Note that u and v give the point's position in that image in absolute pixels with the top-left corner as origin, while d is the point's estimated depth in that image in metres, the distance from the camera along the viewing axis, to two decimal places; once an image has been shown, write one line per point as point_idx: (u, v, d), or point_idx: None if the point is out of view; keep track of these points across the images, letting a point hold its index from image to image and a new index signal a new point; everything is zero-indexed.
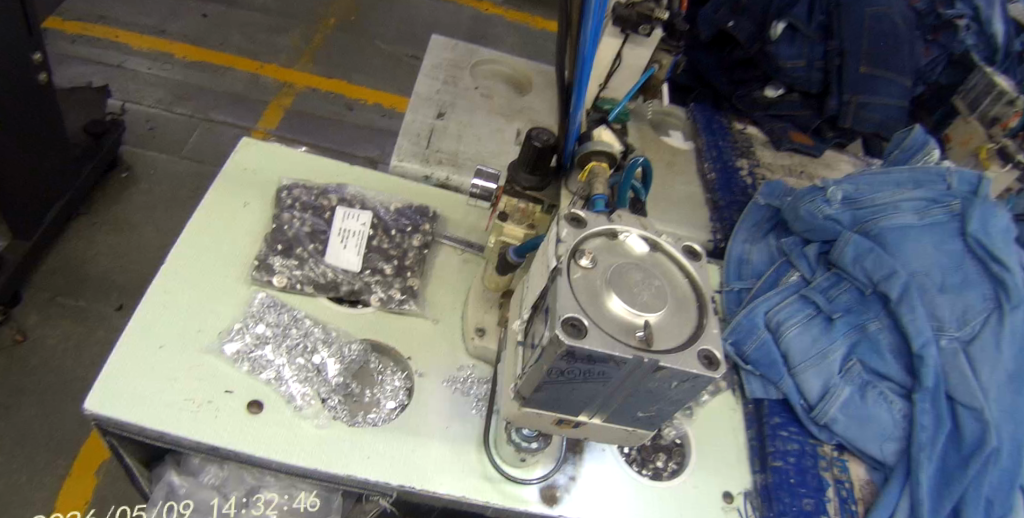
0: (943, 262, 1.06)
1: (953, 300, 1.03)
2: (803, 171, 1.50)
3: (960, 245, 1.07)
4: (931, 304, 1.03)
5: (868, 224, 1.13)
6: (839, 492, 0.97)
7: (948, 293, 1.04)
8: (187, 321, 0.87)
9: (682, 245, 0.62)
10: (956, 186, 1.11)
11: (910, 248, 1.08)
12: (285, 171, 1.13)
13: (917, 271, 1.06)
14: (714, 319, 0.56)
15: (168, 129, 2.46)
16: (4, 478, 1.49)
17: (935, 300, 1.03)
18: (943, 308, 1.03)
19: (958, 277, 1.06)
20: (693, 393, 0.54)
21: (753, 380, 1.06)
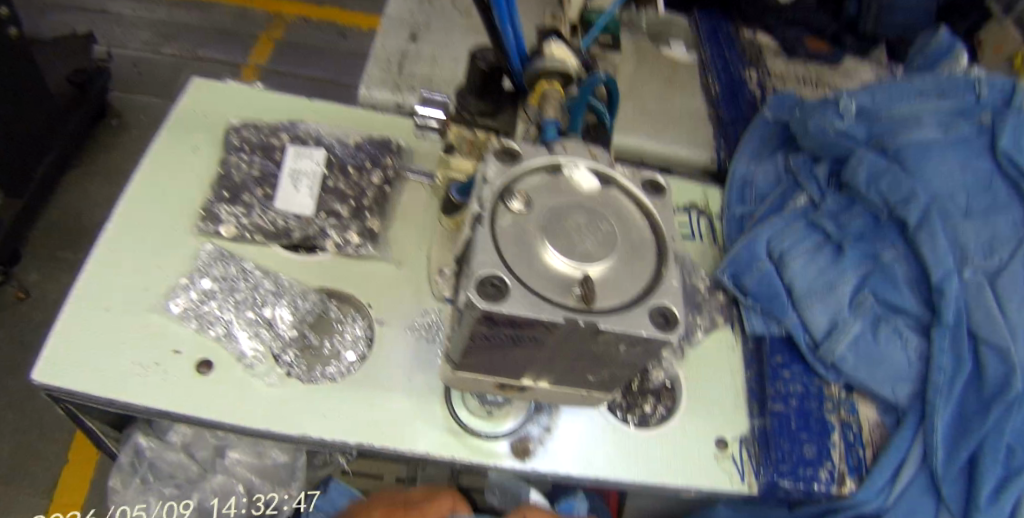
0: (970, 183, 0.92)
1: (979, 227, 0.90)
2: (819, 80, 1.33)
3: (991, 164, 0.93)
4: (955, 230, 0.90)
5: (886, 139, 0.99)
6: (845, 437, 0.89)
7: (974, 219, 0.91)
8: (131, 278, 0.81)
9: (642, 179, 0.52)
10: (986, 96, 0.97)
11: (934, 164, 0.93)
12: (238, 110, 1.03)
13: (941, 192, 0.92)
14: (675, 267, 0.47)
15: (155, 71, 2.33)
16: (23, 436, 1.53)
17: (959, 226, 0.90)
18: (970, 235, 0.89)
19: (986, 199, 0.92)
20: (649, 357, 0.45)
21: (753, 316, 0.97)
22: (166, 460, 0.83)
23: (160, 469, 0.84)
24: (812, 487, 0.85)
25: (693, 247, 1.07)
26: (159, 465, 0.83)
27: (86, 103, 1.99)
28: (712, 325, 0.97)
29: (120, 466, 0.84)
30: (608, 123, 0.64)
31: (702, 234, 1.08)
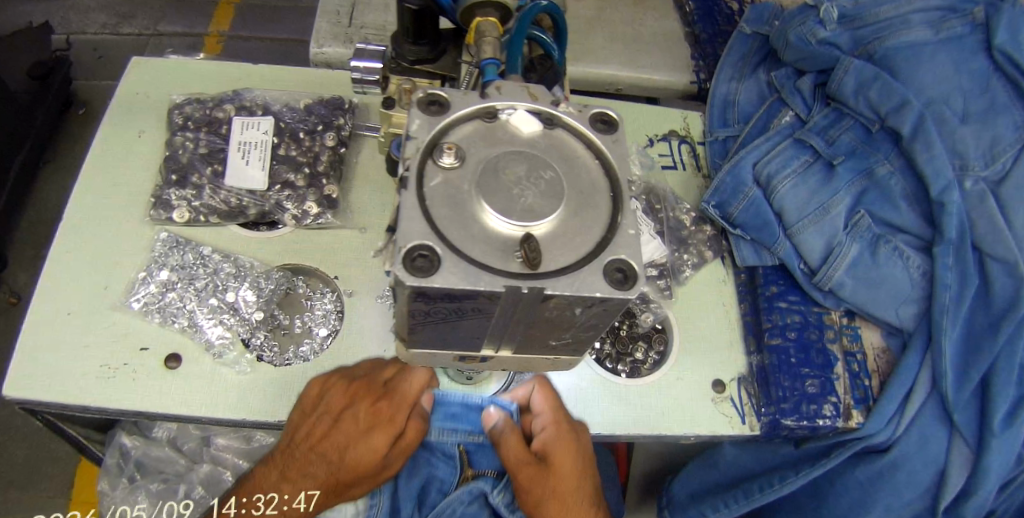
0: (966, 86, 0.87)
1: (978, 130, 0.84)
2: None
3: (985, 60, 0.87)
4: (951, 138, 0.85)
5: (872, 47, 0.94)
6: (849, 367, 0.87)
7: (973, 123, 0.85)
8: (86, 278, 0.77)
9: (589, 114, 0.46)
10: None
11: (925, 69, 0.88)
12: (179, 83, 0.95)
13: (934, 98, 0.87)
14: (631, 213, 0.42)
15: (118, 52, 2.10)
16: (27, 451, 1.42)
17: (957, 133, 0.84)
18: (968, 141, 0.84)
19: (984, 100, 0.85)
20: (609, 317, 0.41)
21: (743, 246, 0.92)
22: (152, 457, 0.84)
23: (147, 467, 0.84)
24: (817, 422, 0.81)
25: (675, 178, 1.02)
26: (145, 462, 0.84)
27: (49, 96, 1.77)
28: (701, 259, 0.94)
29: (105, 469, 0.84)
30: (554, 56, 0.58)
31: (686, 164, 1.04)
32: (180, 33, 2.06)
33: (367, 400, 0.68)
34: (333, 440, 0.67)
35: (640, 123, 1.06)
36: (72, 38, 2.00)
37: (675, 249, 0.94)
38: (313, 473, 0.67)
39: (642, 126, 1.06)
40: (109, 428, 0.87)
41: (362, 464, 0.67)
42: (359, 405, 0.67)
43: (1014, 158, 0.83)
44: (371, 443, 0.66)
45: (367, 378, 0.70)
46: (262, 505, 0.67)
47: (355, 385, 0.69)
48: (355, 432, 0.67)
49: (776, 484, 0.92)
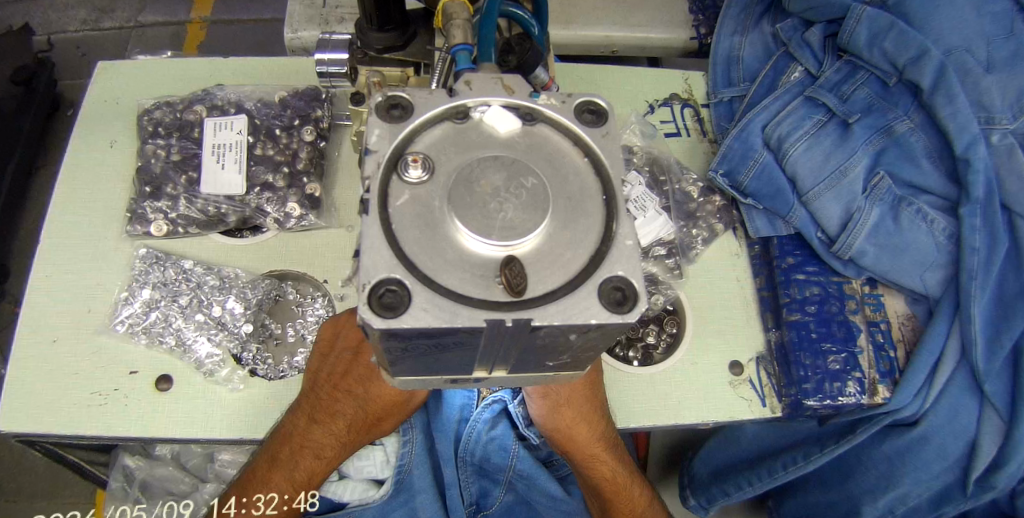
0: (990, 30, 0.80)
1: (1003, 80, 0.78)
2: None
3: (1008, 2, 0.80)
4: (975, 89, 0.79)
5: None
6: (873, 339, 0.82)
7: (998, 73, 0.79)
8: (69, 305, 0.74)
9: (573, 106, 0.41)
10: None
11: (944, 16, 0.82)
12: (145, 84, 0.89)
13: (954, 47, 0.81)
14: (627, 218, 0.37)
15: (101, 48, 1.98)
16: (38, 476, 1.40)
17: (982, 84, 0.79)
18: (993, 91, 0.78)
19: (1010, 47, 0.79)
20: (610, 338, 0.36)
21: (755, 216, 0.86)
22: (157, 476, 0.85)
23: (153, 487, 0.85)
24: (841, 401, 0.76)
25: (679, 146, 0.95)
26: (151, 483, 0.85)
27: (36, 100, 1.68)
28: (712, 233, 0.89)
29: (111, 493, 0.85)
30: (533, 34, 0.53)
31: (690, 129, 0.97)
32: (160, 22, 1.95)
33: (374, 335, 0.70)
34: (358, 371, 0.70)
35: (639, 88, 0.99)
36: (54, 38, 1.89)
37: (683, 224, 0.89)
38: (343, 410, 0.69)
39: (641, 90, 0.99)
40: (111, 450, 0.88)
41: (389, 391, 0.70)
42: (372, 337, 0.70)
43: None
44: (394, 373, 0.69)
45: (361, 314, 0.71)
46: (262, 504, 0.67)
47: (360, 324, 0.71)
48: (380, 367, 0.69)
49: (801, 461, 0.89)
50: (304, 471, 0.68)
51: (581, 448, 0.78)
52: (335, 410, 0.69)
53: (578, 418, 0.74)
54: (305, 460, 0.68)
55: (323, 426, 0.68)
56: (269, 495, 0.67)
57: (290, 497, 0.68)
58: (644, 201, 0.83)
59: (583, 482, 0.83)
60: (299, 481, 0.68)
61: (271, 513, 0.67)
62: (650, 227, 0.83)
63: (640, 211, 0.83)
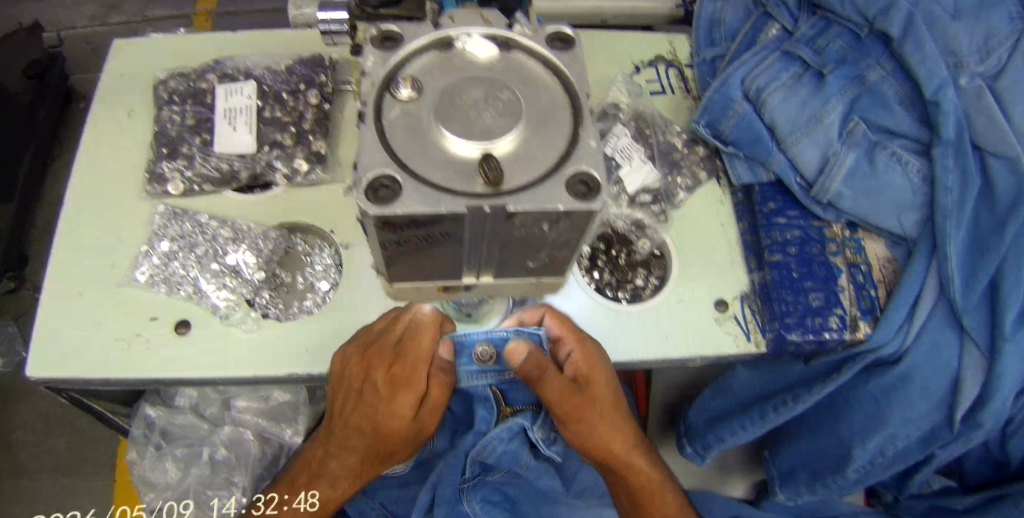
0: None
1: (971, 25, 0.82)
2: None
3: None
4: (943, 35, 0.83)
5: None
6: (854, 279, 0.86)
7: (966, 19, 0.83)
8: (94, 258, 0.79)
9: (545, 34, 0.45)
10: None
11: None
12: (159, 58, 0.94)
13: None
14: (592, 126, 0.42)
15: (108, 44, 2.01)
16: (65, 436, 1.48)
17: (949, 29, 0.83)
18: (962, 36, 0.82)
19: None
20: (580, 230, 0.41)
21: (737, 164, 0.91)
22: (177, 424, 0.90)
23: (173, 434, 0.91)
24: (823, 335, 0.81)
25: (664, 103, 1.00)
26: (171, 429, 0.90)
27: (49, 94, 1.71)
28: (695, 181, 0.93)
29: (133, 439, 0.91)
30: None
31: (675, 88, 1.02)
32: (167, 16, 1.94)
33: (421, 340, 0.67)
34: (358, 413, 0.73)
35: (625, 50, 1.04)
36: (64, 35, 1.91)
37: (668, 172, 0.93)
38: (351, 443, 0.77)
39: (627, 52, 1.04)
40: (134, 401, 0.94)
41: (394, 427, 0.72)
42: (391, 359, 0.69)
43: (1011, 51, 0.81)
44: (393, 410, 0.70)
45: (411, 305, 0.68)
46: (265, 505, 0.82)
47: (404, 328, 0.67)
48: (387, 401, 0.70)
49: (790, 403, 0.93)
50: (336, 481, 0.80)
51: (596, 447, 0.79)
52: (351, 435, 0.76)
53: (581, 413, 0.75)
54: (334, 474, 0.80)
55: (338, 455, 0.79)
56: (271, 498, 0.81)
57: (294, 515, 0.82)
58: (630, 151, 0.91)
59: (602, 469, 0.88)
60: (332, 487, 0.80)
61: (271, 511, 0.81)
62: (636, 175, 0.89)
63: (626, 160, 0.90)
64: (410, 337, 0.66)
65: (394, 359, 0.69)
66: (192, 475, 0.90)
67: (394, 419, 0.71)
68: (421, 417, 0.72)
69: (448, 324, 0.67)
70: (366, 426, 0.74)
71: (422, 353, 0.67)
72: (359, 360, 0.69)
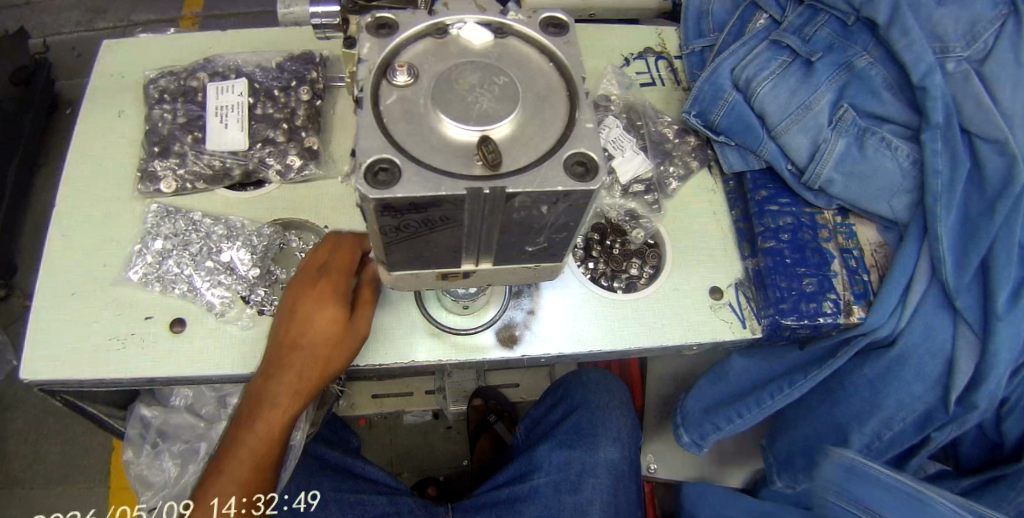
0: None
1: (955, 12, 0.84)
2: None
3: None
4: (928, 20, 0.85)
5: None
6: (846, 264, 0.87)
7: (949, 5, 0.85)
8: (87, 257, 0.79)
9: (539, 19, 0.46)
10: None
11: None
12: (149, 58, 0.94)
13: None
14: (587, 108, 0.42)
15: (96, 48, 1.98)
16: (59, 443, 1.46)
17: (934, 15, 0.85)
18: (947, 23, 0.84)
19: None
20: (578, 212, 0.42)
21: (728, 152, 0.92)
22: (173, 424, 0.91)
23: (170, 433, 0.91)
24: (818, 320, 0.82)
25: (655, 95, 1.01)
26: (167, 429, 0.91)
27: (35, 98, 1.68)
28: (688, 171, 0.94)
29: (129, 439, 0.91)
30: None
31: (665, 79, 1.03)
32: (153, 20, 1.93)
33: (344, 257, 0.70)
34: (287, 339, 0.69)
35: (614, 43, 1.05)
36: (49, 40, 1.88)
37: (660, 162, 0.95)
38: (277, 383, 0.70)
39: (617, 45, 1.05)
40: (129, 402, 0.93)
41: (323, 336, 0.68)
42: (321, 279, 0.69)
43: (994, 37, 0.83)
44: (322, 315, 0.68)
45: (341, 234, 0.72)
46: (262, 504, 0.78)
47: (332, 253, 0.70)
48: (317, 312, 0.68)
49: (786, 390, 0.94)
50: (272, 422, 0.72)
51: None
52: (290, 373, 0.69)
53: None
54: (275, 415, 0.72)
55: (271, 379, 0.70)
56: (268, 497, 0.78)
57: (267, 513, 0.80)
58: (622, 142, 0.92)
59: None
60: (263, 439, 0.74)
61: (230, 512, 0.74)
62: (628, 165, 0.91)
63: (618, 151, 0.91)
64: (329, 253, 0.70)
65: (323, 268, 0.70)
66: (189, 473, 0.90)
67: (325, 335, 0.68)
68: (353, 325, 0.70)
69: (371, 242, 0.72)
70: (298, 350, 0.69)
71: (339, 272, 0.69)
72: (300, 294, 0.69)
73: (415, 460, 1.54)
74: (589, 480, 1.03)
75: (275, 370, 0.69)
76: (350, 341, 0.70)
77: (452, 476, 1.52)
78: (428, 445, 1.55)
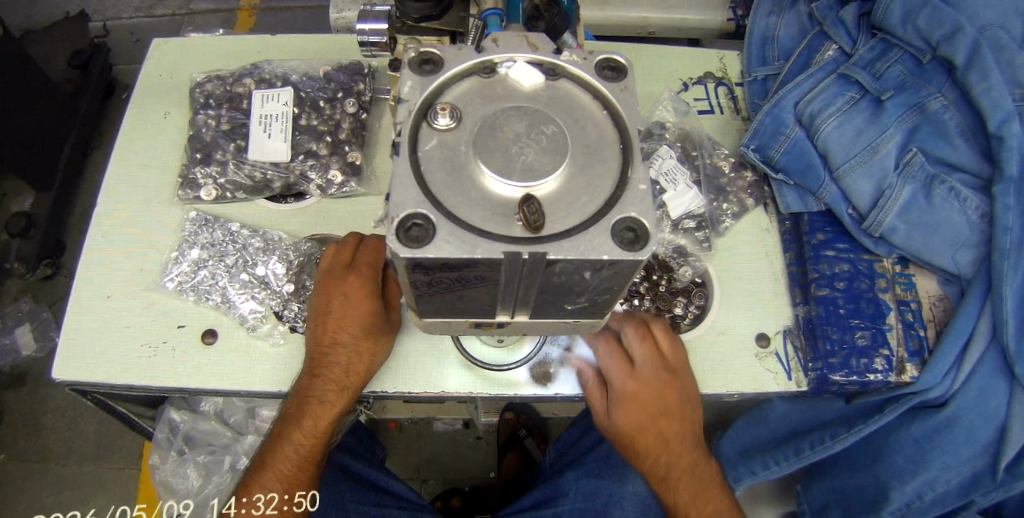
0: None
1: None
2: None
3: None
4: (1009, 65, 0.77)
5: None
6: (903, 318, 0.80)
7: None
8: (125, 260, 0.79)
9: (596, 60, 0.42)
10: None
11: None
12: (197, 61, 0.94)
13: (988, 24, 0.80)
14: (642, 166, 0.39)
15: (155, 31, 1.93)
16: (96, 420, 1.51)
17: (1017, 59, 0.77)
18: None
19: None
20: (622, 278, 0.38)
21: (786, 191, 0.87)
22: (201, 430, 0.93)
23: (196, 440, 0.93)
24: (868, 377, 0.76)
25: (711, 123, 0.96)
26: (194, 434, 0.93)
27: (92, 83, 1.72)
28: (742, 208, 0.89)
29: (156, 442, 0.94)
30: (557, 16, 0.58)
31: (723, 107, 0.98)
32: (211, 10, 1.93)
33: (370, 256, 0.73)
34: (326, 337, 0.70)
35: (671, 66, 1.00)
36: (109, 25, 1.90)
37: (713, 198, 0.90)
38: (321, 389, 0.70)
39: (674, 68, 1.00)
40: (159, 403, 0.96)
41: (357, 330, 0.69)
42: (350, 274, 0.71)
43: None
44: (356, 310, 0.69)
45: (363, 237, 0.76)
46: (262, 504, 0.77)
47: (356, 251, 0.73)
48: (352, 305, 0.70)
49: (827, 441, 0.86)
50: (315, 421, 0.73)
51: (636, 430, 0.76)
52: (335, 369, 0.69)
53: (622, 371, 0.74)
54: (316, 414, 0.72)
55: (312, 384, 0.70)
56: (269, 497, 0.76)
57: (288, 498, 0.77)
58: (675, 174, 0.86)
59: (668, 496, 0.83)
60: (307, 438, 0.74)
61: (271, 512, 0.76)
62: (680, 200, 0.86)
63: (670, 184, 0.86)
64: (354, 251, 0.73)
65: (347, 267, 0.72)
66: (212, 483, 0.93)
67: (362, 327, 0.69)
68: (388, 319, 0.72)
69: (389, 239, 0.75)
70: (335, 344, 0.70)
71: (366, 267, 0.72)
72: (330, 289, 0.70)
73: (442, 467, 1.52)
74: (615, 512, 0.98)
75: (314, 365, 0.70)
76: (386, 332, 0.71)
77: (477, 486, 1.50)
78: (455, 453, 1.53)
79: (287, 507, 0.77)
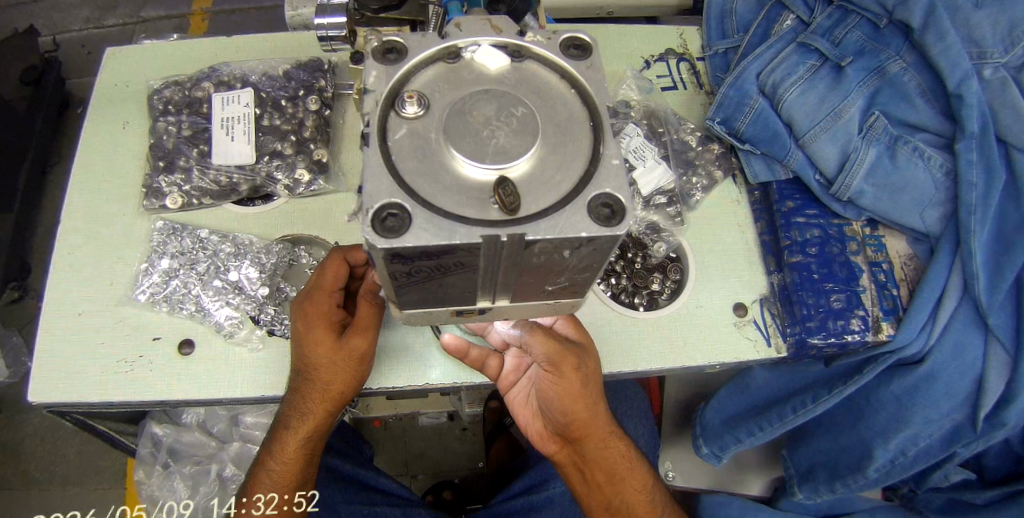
0: None
1: (995, 13, 0.78)
2: None
3: None
4: (962, 25, 0.80)
5: None
6: (875, 278, 0.83)
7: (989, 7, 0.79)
8: (92, 276, 0.77)
9: (561, 39, 0.42)
10: None
11: None
12: (151, 67, 0.91)
13: None
14: (614, 141, 0.39)
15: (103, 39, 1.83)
16: (77, 439, 1.47)
17: (971, 20, 0.79)
18: (985, 26, 0.78)
19: None
20: (602, 255, 0.39)
21: (753, 161, 0.89)
22: (184, 442, 0.93)
23: (180, 452, 0.93)
24: (846, 338, 0.78)
25: (676, 99, 0.97)
26: (178, 448, 0.93)
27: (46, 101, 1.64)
28: (711, 180, 0.91)
29: (140, 458, 0.92)
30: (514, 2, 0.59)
31: (687, 82, 0.99)
32: (163, 16, 1.87)
33: (330, 277, 0.69)
34: (298, 355, 0.68)
35: (633, 45, 1.01)
36: (58, 38, 1.81)
37: (682, 173, 0.92)
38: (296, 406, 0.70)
39: (636, 47, 1.01)
40: (140, 418, 0.94)
41: (317, 353, 0.66)
42: (315, 295, 0.68)
43: None
44: (312, 336, 0.66)
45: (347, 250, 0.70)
46: (262, 504, 0.75)
47: (319, 271, 0.70)
48: (310, 333, 0.67)
49: (810, 404, 0.88)
50: (292, 444, 0.73)
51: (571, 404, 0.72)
52: (308, 384, 0.68)
53: (586, 358, 0.69)
54: (291, 437, 0.72)
55: (292, 403, 0.70)
56: (268, 497, 0.74)
57: (288, 498, 0.75)
58: (644, 151, 0.88)
59: (619, 484, 0.81)
60: (288, 460, 0.73)
61: (272, 513, 0.74)
62: (650, 177, 0.87)
63: (639, 161, 0.87)
64: (318, 273, 0.69)
65: (311, 291, 0.69)
66: (200, 493, 0.93)
67: (322, 352, 0.66)
68: (344, 345, 0.66)
69: (356, 253, 0.70)
70: (302, 373, 0.68)
71: (325, 291, 0.68)
72: (300, 310, 0.68)
73: (431, 462, 1.52)
74: None
75: (288, 390, 0.70)
76: (346, 360, 0.67)
77: (468, 477, 1.50)
78: (443, 446, 1.53)
79: (287, 507, 0.75)
